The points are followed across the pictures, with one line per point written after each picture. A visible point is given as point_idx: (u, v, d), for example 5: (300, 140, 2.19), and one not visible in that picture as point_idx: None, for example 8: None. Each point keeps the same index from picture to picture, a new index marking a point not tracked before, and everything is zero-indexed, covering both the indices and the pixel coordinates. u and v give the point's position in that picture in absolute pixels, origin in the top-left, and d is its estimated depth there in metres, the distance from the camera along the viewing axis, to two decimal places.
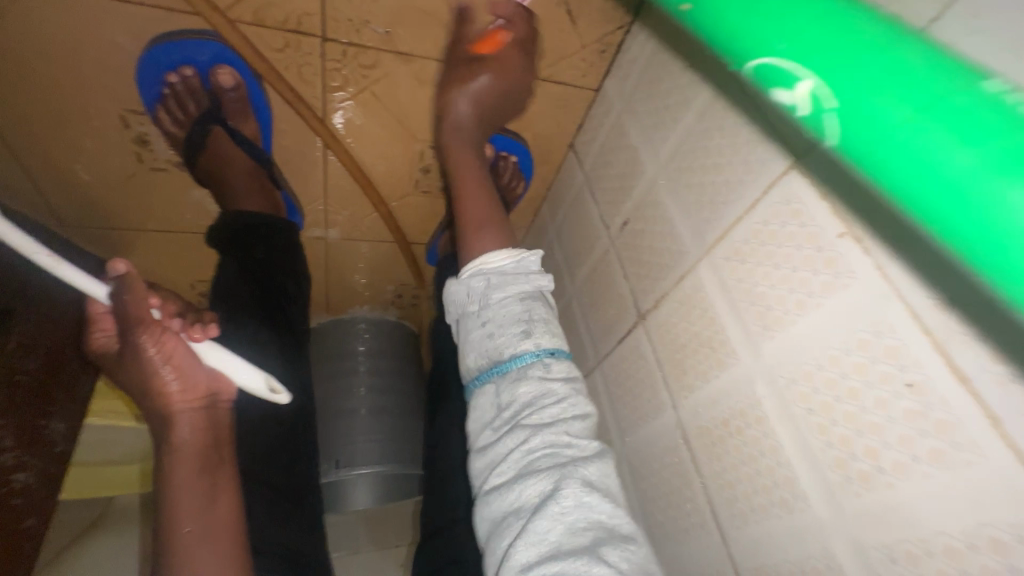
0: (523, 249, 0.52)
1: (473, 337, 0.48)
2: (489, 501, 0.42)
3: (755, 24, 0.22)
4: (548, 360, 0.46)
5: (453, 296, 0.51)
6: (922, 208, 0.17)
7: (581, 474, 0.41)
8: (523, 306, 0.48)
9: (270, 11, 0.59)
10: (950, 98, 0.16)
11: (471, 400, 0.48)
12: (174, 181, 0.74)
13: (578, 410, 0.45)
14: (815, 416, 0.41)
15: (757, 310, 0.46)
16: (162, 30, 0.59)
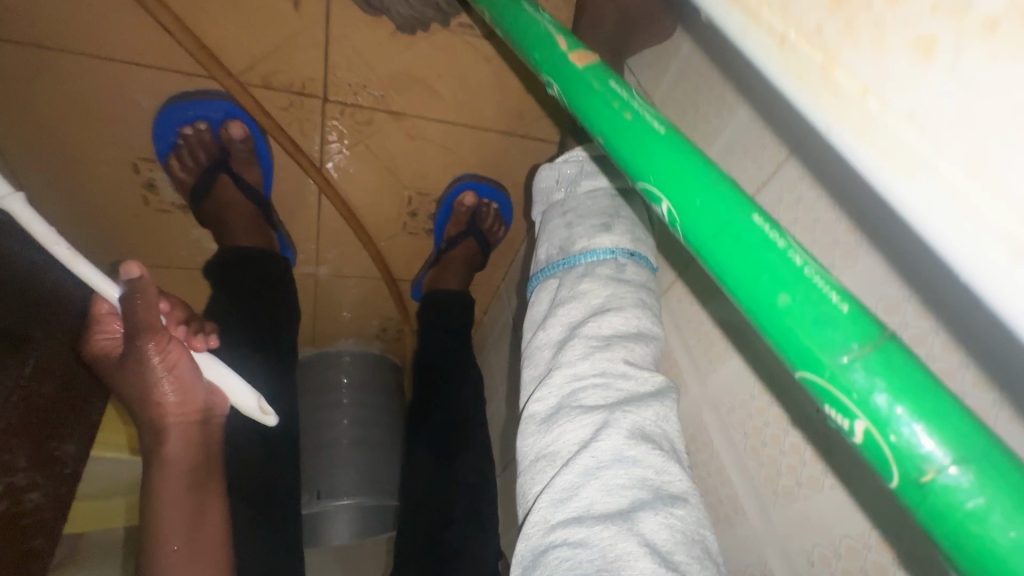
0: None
1: (552, 227, 0.42)
2: (525, 426, 0.35)
3: (603, 114, 0.22)
4: (623, 261, 0.38)
5: (542, 182, 0.47)
6: (745, 296, 0.18)
7: (629, 416, 0.32)
8: (609, 200, 0.41)
9: (278, 76, 0.66)
10: (745, 202, 0.18)
11: (533, 294, 0.41)
12: (178, 221, 0.79)
13: (645, 336, 0.36)
14: (750, 439, 0.47)
15: (702, 345, 0.53)
16: (182, 90, 0.66)
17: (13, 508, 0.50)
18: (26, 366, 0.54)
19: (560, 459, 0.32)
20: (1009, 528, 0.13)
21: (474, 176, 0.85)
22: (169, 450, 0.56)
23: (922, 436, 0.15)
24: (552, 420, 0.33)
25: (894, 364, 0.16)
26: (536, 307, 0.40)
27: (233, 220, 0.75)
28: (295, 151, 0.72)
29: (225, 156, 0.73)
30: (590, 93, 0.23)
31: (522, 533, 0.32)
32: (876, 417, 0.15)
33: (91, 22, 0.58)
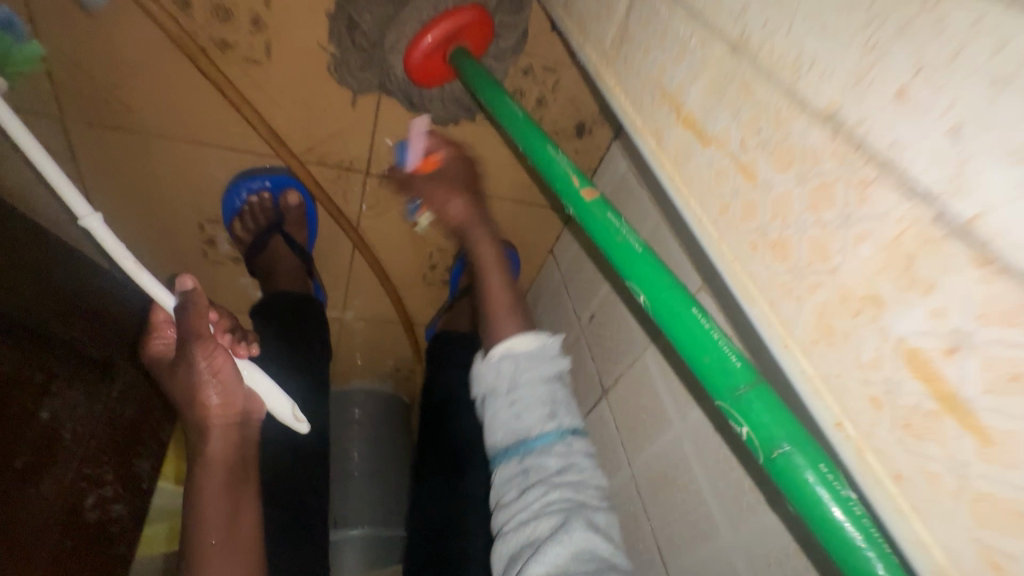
0: (543, 333, 0.58)
1: (501, 416, 0.54)
2: (509, 543, 0.50)
3: (602, 235, 0.35)
4: (568, 437, 0.53)
5: (483, 375, 0.57)
6: (689, 359, 0.29)
7: (587, 519, 0.48)
8: (547, 389, 0.54)
9: (331, 156, 0.79)
10: (690, 299, 0.30)
11: (495, 474, 0.55)
12: (230, 271, 0.92)
13: (589, 478, 0.52)
14: (722, 464, 0.57)
15: (682, 387, 0.64)
16: (250, 165, 0.79)
17: (101, 517, 0.62)
18: (111, 393, 0.66)
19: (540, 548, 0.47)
20: (832, 505, 0.22)
21: (487, 236, 0.98)
22: (211, 450, 0.65)
23: (790, 451, 0.24)
24: (531, 531, 0.48)
25: (767, 403, 0.25)
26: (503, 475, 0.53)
27: (281, 271, 0.87)
28: (338, 215, 0.84)
29: (280, 219, 0.85)
30: (592, 220, 0.36)
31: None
32: (763, 440, 0.25)
33: (181, 114, 0.70)
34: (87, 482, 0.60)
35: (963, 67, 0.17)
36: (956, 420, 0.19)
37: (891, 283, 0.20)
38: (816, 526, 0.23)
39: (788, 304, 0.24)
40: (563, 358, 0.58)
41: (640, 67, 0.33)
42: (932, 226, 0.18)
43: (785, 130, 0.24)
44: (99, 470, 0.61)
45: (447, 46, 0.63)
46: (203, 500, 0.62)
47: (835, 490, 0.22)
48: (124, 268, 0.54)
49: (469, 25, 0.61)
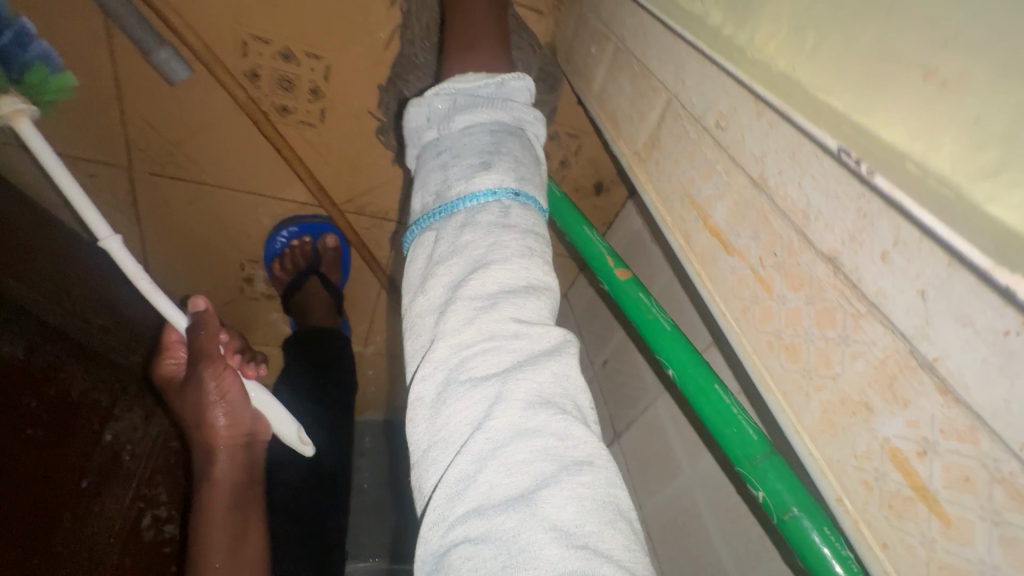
0: (490, 82, 0.48)
1: (429, 171, 0.45)
2: (417, 414, 0.38)
3: (635, 311, 0.40)
4: (506, 202, 0.42)
5: (413, 123, 0.48)
6: (713, 429, 0.34)
7: (525, 395, 0.35)
8: (488, 138, 0.44)
9: (369, 206, 0.86)
10: (713, 376, 0.35)
11: (412, 244, 0.46)
12: (263, 307, 0.97)
13: (530, 284, 0.40)
14: (730, 512, 0.62)
15: (691, 436, 0.69)
16: (295, 214, 0.85)
17: (156, 534, 0.82)
18: (152, 433, 0.86)
19: (455, 443, 0.35)
20: (834, 563, 0.27)
21: None
22: (217, 470, 0.69)
23: (801, 514, 0.28)
24: (448, 416, 0.36)
25: (778, 472, 0.30)
26: (415, 259, 0.44)
27: (313, 309, 0.92)
28: (370, 259, 0.90)
29: (317, 261, 0.91)
30: (627, 296, 0.41)
31: (422, 535, 0.35)
32: (779, 505, 0.29)
33: (233, 166, 0.76)
34: (145, 502, 0.82)
35: (929, 247, 0.20)
36: (926, 504, 0.21)
37: (878, 398, 0.23)
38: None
39: (797, 400, 0.27)
40: (522, 108, 0.49)
41: (671, 172, 0.39)
42: (909, 356, 0.21)
43: (796, 260, 0.27)
44: (153, 490, 0.83)
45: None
46: (208, 520, 0.67)
47: (836, 546, 0.27)
48: (143, 288, 0.59)
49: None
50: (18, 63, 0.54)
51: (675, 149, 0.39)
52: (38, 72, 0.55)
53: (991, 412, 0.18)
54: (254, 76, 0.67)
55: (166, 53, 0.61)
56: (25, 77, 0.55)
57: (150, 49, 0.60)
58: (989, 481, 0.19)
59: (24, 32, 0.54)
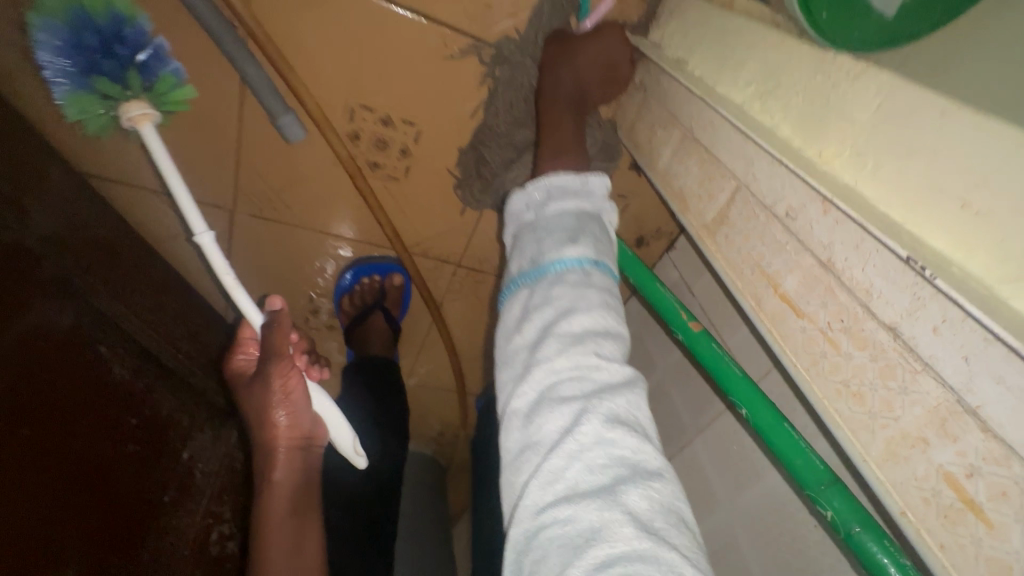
0: (583, 178, 0.55)
1: (525, 240, 0.53)
2: (510, 424, 0.45)
3: (709, 358, 0.49)
4: (589, 270, 0.49)
5: (512, 202, 0.57)
6: (783, 457, 0.41)
7: (605, 408, 0.41)
8: (574, 221, 0.52)
9: (433, 249, 0.94)
10: (780, 414, 0.43)
11: (505, 298, 0.53)
12: (322, 336, 1.05)
13: (609, 330, 0.46)
14: (769, 545, 0.68)
15: (730, 473, 0.75)
16: (367, 253, 0.95)
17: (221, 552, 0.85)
18: (225, 449, 0.91)
19: (546, 446, 0.41)
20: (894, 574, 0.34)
21: None
22: (276, 474, 0.70)
23: (861, 531, 0.36)
24: (538, 423, 0.42)
25: (840, 494, 0.38)
26: (509, 310, 0.51)
27: (373, 340, 1.00)
28: (428, 297, 0.99)
29: (382, 296, 0.99)
30: (700, 344, 0.50)
31: (514, 519, 0.41)
32: (843, 523, 0.37)
33: (321, 210, 0.85)
34: (213, 519, 0.85)
35: (970, 325, 0.28)
36: (974, 514, 0.29)
37: (933, 433, 0.31)
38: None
39: (864, 436, 0.35)
40: (601, 199, 0.56)
41: (741, 247, 0.48)
42: (958, 403, 0.29)
43: (861, 326, 0.35)
44: (221, 508, 0.87)
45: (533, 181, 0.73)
46: (267, 518, 0.69)
47: (894, 556, 0.34)
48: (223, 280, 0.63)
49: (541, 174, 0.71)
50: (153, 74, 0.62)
51: (746, 227, 0.48)
52: (163, 82, 0.62)
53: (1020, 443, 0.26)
54: (354, 136, 0.77)
55: (289, 118, 0.70)
56: (154, 87, 0.62)
57: (276, 114, 0.70)
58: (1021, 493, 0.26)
59: (160, 47, 0.61)
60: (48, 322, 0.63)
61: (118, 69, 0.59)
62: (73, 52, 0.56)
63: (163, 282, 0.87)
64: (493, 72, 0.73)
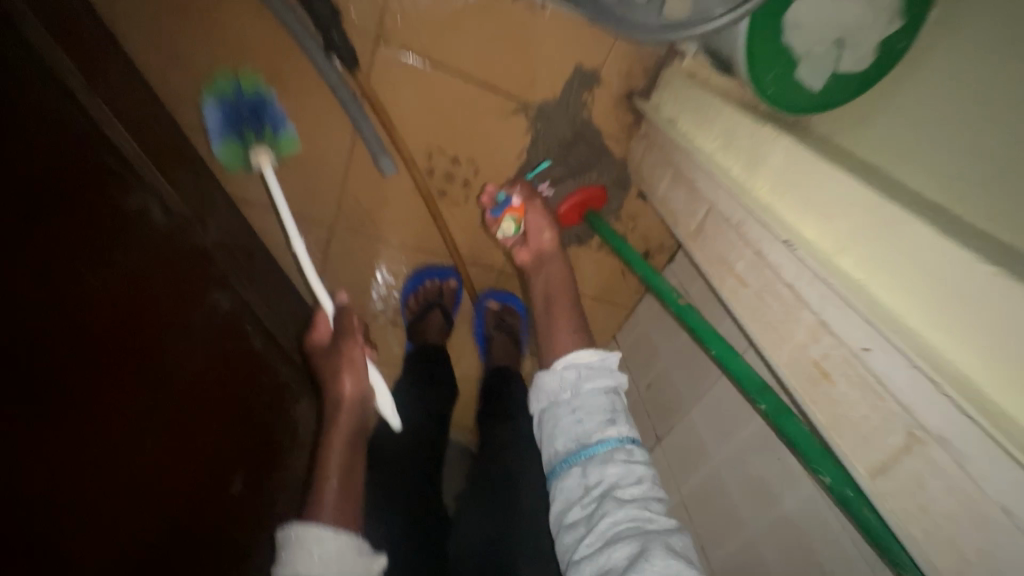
0: (602, 354, 0.79)
1: (565, 421, 0.74)
2: (585, 563, 0.61)
3: (685, 319, 0.74)
4: (627, 447, 0.69)
5: (549, 384, 0.79)
6: (728, 369, 0.65)
7: (662, 541, 0.58)
8: (605, 403, 0.74)
9: (481, 259, 1.19)
10: (727, 346, 0.67)
11: (562, 474, 0.70)
12: None
13: (651, 490, 0.65)
14: (751, 477, 0.88)
15: (721, 429, 0.97)
16: (428, 260, 1.17)
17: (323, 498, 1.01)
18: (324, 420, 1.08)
19: (621, 569, 0.57)
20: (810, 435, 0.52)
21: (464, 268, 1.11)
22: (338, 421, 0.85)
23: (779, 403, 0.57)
24: (612, 558, 0.59)
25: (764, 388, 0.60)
26: (568, 483, 0.68)
27: (432, 333, 1.16)
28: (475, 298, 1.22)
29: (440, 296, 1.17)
30: (681, 312, 0.75)
31: None
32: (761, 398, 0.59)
33: (398, 226, 1.11)
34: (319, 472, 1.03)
35: (821, 275, 0.52)
36: (822, 379, 0.51)
37: (806, 340, 0.53)
38: (790, 439, 0.50)
39: (774, 350, 0.57)
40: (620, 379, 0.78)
41: (713, 247, 0.72)
42: (815, 319, 0.52)
43: (774, 287, 0.59)
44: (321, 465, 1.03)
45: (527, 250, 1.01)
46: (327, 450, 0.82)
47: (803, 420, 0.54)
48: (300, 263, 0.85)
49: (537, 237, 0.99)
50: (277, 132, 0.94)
51: (715, 233, 0.72)
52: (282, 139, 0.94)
53: (840, 332, 0.49)
54: (429, 172, 1.02)
55: (383, 157, 0.96)
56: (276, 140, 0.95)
57: (375, 154, 0.95)
58: (841, 361, 0.49)
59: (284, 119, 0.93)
60: (212, 306, 0.85)
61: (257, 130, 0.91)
62: (234, 120, 0.89)
63: (275, 273, 1.09)
64: (535, 124, 0.99)
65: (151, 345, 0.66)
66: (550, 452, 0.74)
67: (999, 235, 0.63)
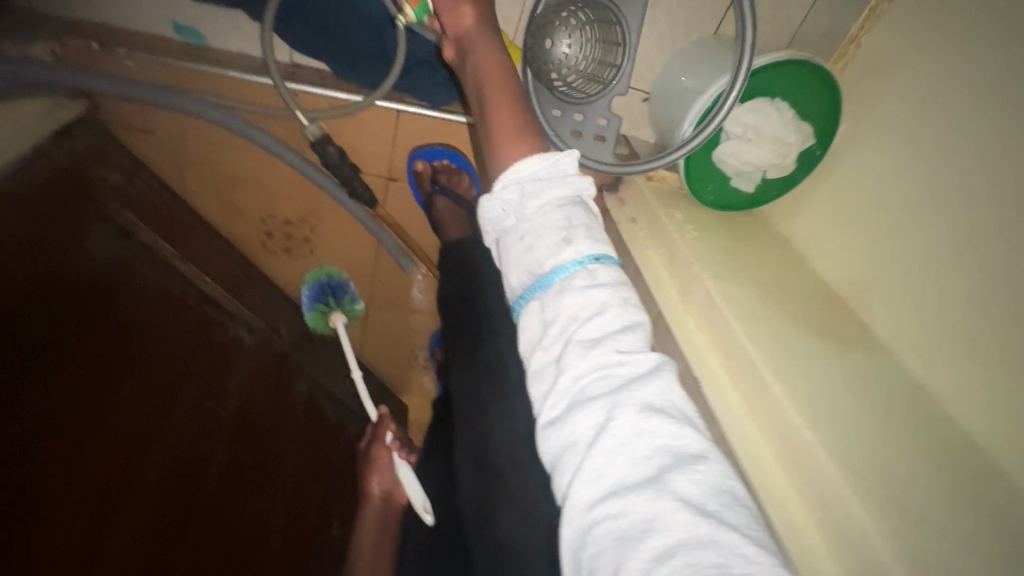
0: (554, 151, 0.65)
1: (515, 248, 0.62)
2: (550, 435, 0.56)
3: None
4: (591, 267, 0.59)
5: (491, 212, 0.65)
6: None
7: (634, 401, 0.52)
8: (560, 215, 0.61)
9: None
10: None
11: (521, 309, 0.62)
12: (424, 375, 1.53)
13: (625, 325, 0.57)
14: None
15: None
16: None
17: None
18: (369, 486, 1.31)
19: (587, 441, 0.52)
20: None
21: (420, 146, 1.05)
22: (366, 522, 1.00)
23: None
24: (580, 424, 0.52)
25: None
26: (529, 328, 0.61)
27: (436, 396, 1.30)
28: None
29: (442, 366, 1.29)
30: None
31: (568, 519, 0.51)
32: None
33: (422, 300, 1.34)
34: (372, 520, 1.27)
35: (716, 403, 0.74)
36: None
37: None
38: None
39: None
40: (575, 177, 0.65)
41: None
42: None
43: None
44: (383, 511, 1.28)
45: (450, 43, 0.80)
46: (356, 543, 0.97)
47: None
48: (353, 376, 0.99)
49: (455, 18, 0.77)
50: (339, 291, 1.13)
51: None
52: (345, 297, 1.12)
53: None
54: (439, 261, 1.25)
55: (405, 259, 1.20)
56: (342, 300, 1.13)
57: (399, 258, 1.19)
58: None
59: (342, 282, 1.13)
60: (296, 398, 1.16)
61: (327, 295, 1.11)
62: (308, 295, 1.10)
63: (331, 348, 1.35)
64: None
65: (254, 451, 0.98)
66: (508, 284, 0.64)
67: (877, 333, 0.82)
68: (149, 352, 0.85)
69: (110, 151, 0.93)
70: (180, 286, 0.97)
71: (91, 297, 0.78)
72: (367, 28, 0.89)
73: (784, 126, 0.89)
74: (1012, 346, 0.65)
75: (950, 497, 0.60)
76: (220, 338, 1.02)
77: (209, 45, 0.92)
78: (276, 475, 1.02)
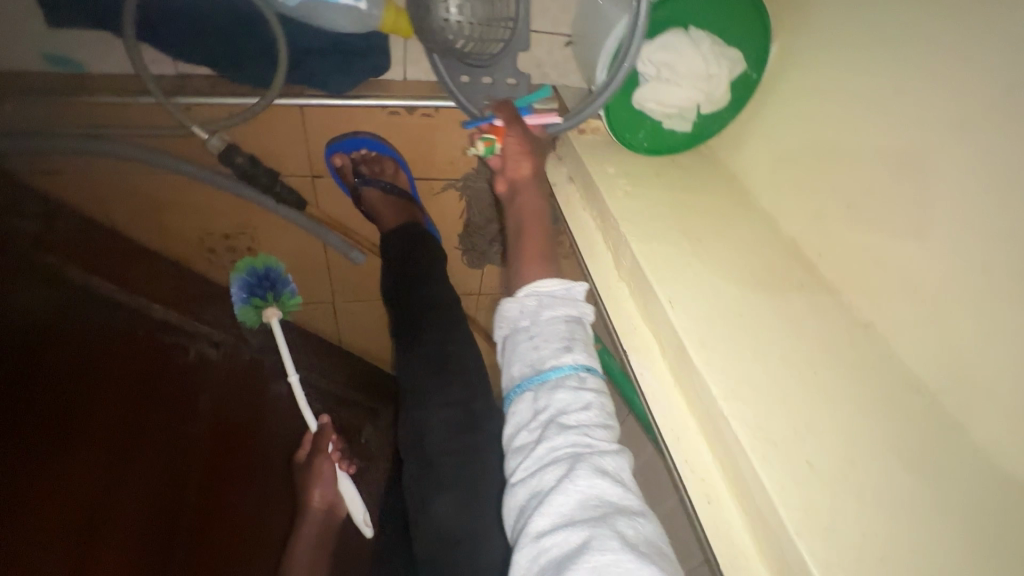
0: (570, 281, 0.70)
1: (522, 347, 0.64)
2: (516, 492, 0.55)
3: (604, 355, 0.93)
4: (582, 374, 0.60)
5: (508, 311, 0.69)
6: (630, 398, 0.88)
7: (594, 463, 0.52)
8: (565, 328, 0.64)
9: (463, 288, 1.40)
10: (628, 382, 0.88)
11: (513, 404, 0.62)
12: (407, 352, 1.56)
13: (604, 423, 0.57)
14: None
15: None
16: None
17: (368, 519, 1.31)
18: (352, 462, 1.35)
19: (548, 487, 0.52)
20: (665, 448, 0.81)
21: (332, 140, 1.01)
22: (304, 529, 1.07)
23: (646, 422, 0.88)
24: (544, 479, 0.53)
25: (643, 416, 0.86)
26: (517, 413, 0.60)
27: None
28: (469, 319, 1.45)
29: None
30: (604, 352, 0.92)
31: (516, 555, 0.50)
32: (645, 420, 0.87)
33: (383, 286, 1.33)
34: None
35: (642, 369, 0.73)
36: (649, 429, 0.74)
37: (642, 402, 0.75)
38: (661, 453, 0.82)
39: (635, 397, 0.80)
40: (584, 303, 0.69)
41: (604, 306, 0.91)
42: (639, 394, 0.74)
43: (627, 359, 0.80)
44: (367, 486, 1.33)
45: (505, 181, 0.88)
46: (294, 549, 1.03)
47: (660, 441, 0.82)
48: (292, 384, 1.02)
49: (516, 166, 0.86)
50: (278, 286, 1.11)
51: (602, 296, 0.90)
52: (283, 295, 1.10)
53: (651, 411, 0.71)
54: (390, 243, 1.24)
55: (354, 252, 1.16)
56: (280, 297, 1.11)
57: (348, 254, 1.15)
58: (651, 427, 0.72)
59: (283, 280, 1.11)
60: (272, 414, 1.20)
61: (263, 290, 1.09)
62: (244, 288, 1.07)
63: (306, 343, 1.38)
64: (466, 193, 1.15)
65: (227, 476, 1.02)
66: (506, 379, 0.66)
67: (822, 271, 0.76)
68: (128, 394, 0.88)
69: (20, 200, 0.90)
70: (146, 324, 0.97)
71: (57, 348, 0.80)
72: (237, 28, 0.82)
73: (705, 60, 0.81)
74: (944, 290, 0.60)
75: (867, 449, 0.59)
76: (193, 364, 1.04)
77: (87, 71, 0.88)
78: (241, 497, 1.05)
